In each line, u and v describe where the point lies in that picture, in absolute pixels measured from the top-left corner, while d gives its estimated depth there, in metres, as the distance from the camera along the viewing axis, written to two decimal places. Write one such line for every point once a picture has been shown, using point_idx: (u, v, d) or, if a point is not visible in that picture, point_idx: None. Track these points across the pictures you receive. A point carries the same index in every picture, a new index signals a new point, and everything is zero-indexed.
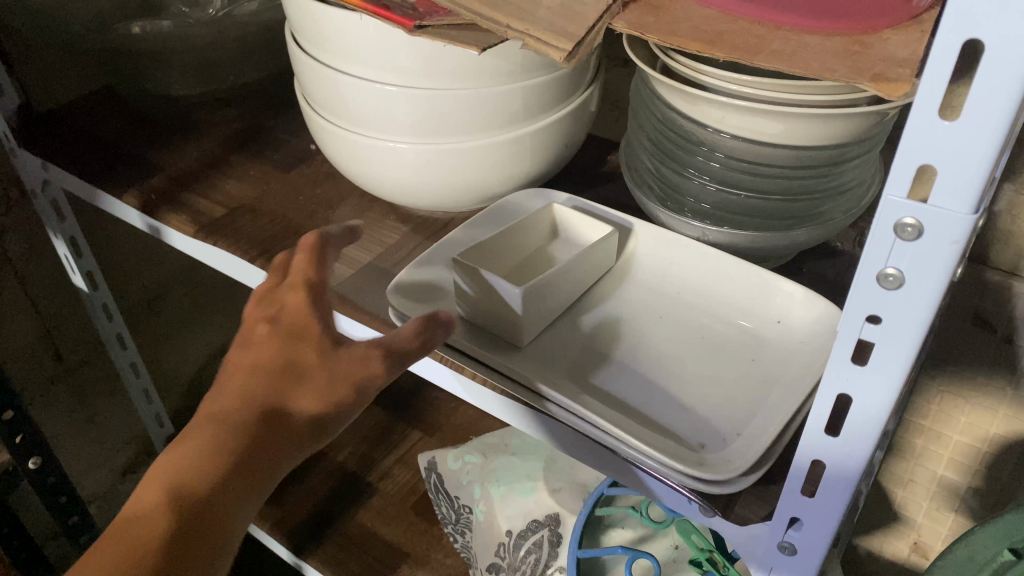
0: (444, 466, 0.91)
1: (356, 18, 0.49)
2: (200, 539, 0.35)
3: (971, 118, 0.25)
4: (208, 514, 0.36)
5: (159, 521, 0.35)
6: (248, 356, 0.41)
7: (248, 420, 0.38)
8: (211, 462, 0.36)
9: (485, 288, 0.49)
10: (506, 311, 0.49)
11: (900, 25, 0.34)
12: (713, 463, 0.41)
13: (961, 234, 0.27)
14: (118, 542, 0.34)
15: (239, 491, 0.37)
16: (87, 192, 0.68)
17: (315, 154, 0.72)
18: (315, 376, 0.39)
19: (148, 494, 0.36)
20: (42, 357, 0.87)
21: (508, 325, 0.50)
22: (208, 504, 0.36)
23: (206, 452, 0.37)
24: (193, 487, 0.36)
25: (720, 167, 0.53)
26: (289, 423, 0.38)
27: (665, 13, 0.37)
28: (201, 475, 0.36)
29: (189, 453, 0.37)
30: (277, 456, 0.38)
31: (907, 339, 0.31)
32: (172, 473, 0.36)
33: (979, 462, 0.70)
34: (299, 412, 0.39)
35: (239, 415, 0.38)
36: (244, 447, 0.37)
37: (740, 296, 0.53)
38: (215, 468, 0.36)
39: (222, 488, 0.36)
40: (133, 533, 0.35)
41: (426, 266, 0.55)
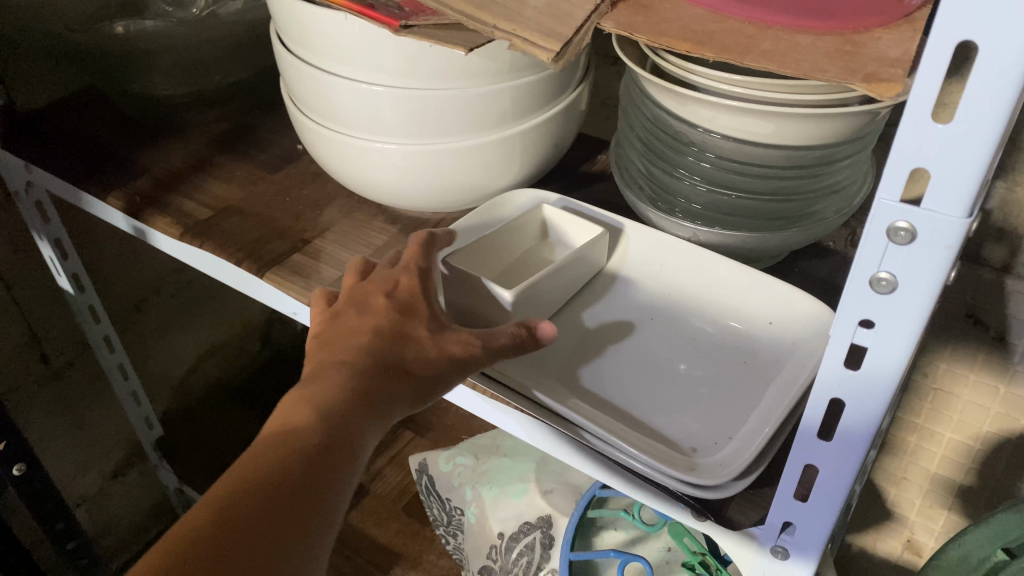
0: (435, 467, 0.90)
1: (341, 18, 0.48)
2: (331, 462, 0.37)
3: (965, 121, 0.25)
4: (338, 441, 0.38)
5: (297, 441, 0.37)
6: (365, 321, 0.44)
7: (372, 369, 0.41)
8: (342, 397, 0.39)
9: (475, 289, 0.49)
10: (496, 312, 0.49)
11: (891, 24, 0.34)
12: (705, 468, 0.41)
13: (955, 238, 0.27)
14: (260, 457, 0.37)
15: (363, 426, 0.39)
16: (71, 194, 0.67)
17: (302, 154, 0.71)
18: (427, 340, 0.43)
19: (285, 423, 0.38)
20: (29, 361, 0.86)
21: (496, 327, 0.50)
22: (339, 432, 0.38)
23: (337, 389, 0.40)
24: (325, 417, 0.38)
25: (710, 167, 0.53)
26: (404, 375, 0.42)
27: (653, 13, 0.36)
28: (334, 406, 0.39)
29: (323, 390, 0.40)
30: (393, 405, 0.41)
31: (901, 344, 0.30)
32: (307, 405, 0.39)
33: (971, 459, 0.70)
34: (414, 366, 0.42)
35: (364, 364, 0.41)
36: (367, 390, 0.40)
37: (731, 298, 0.53)
38: (345, 401, 0.39)
39: (349, 420, 0.39)
40: (273, 450, 0.37)
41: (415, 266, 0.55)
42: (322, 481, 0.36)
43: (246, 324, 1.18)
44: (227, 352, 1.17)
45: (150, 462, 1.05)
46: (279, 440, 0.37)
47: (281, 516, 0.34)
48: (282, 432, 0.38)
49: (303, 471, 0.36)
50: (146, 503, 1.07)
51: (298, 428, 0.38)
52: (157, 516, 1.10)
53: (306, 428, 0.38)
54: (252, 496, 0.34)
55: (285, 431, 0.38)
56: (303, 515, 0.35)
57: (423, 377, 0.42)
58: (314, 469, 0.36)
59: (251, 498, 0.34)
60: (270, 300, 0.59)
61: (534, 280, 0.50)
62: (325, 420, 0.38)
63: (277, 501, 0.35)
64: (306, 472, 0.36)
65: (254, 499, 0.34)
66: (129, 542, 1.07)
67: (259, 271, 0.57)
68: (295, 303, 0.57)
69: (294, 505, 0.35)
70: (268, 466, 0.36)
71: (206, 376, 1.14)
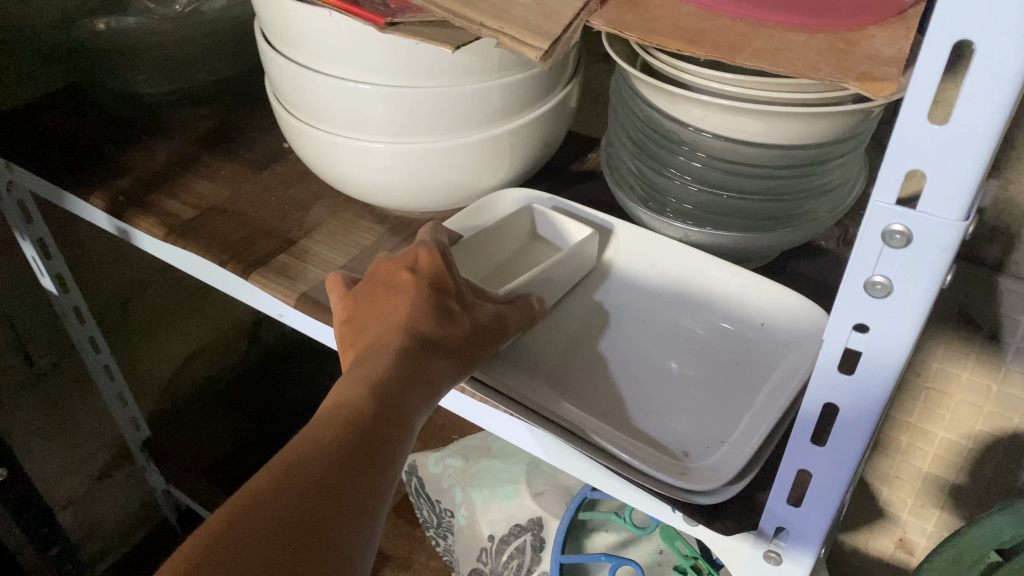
0: (424, 469, 0.89)
1: (326, 15, 0.47)
2: (385, 433, 0.37)
3: (961, 122, 0.24)
4: (389, 412, 0.38)
5: (349, 412, 0.37)
6: (402, 299, 0.44)
7: (415, 346, 0.41)
8: (390, 372, 0.39)
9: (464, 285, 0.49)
10: None
11: (884, 22, 0.33)
12: (696, 472, 0.41)
13: (951, 242, 0.26)
14: (315, 428, 0.36)
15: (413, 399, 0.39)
16: (52, 193, 0.66)
17: (289, 153, 0.70)
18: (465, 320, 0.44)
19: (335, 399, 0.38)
20: (12, 363, 0.84)
21: None
22: (389, 405, 0.38)
23: (384, 365, 0.40)
24: (375, 390, 0.38)
25: (702, 167, 0.52)
26: (447, 352, 0.42)
27: (644, 10, 0.36)
28: (382, 380, 0.39)
29: (370, 366, 0.40)
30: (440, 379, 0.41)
31: (895, 348, 0.30)
32: (355, 381, 0.39)
33: (962, 458, 0.70)
34: (455, 342, 0.43)
35: (407, 342, 0.41)
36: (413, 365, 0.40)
37: (722, 298, 0.52)
38: (394, 374, 0.39)
39: (399, 393, 0.39)
40: (325, 422, 0.37)
41: None
42: (377, 451, 0.36)
43: (234, 324, 1.17)
44: (215, 352, 1.15)
45: (137, 464, 1.04)
46: (331, 413, 0.37)
47: (342, 485, 0.34)
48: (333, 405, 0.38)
49: (360, 441, 0.36)
50: (133, 505, 1.06)
51: (349, 401, 0.38)
52: (145, 517, 1.09)
53: (358, 399, 0.38)
54: (312, 464, 0.34)
55: (337, 404, 0.38)
56: (362, 483, 0.35)
57: (463, 354, 0.43)
58: (370, 438, 0.36)
59: (311, 467, 0.34)
60: (255, 301, 0.58)
61: (524, 279, 0.50)
62: (375, 393, 0.38)
63: (336, 469, 0.34)
64: (361, 443, 0.36)
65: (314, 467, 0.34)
66: (115, 544, 1.05)
67: (244, 272, 0.56)
68: (282, 305, 0.56)
69: (353, 474, 0.35)
70: (325, 435, 0.36)
71: (193, 377, 1.12)
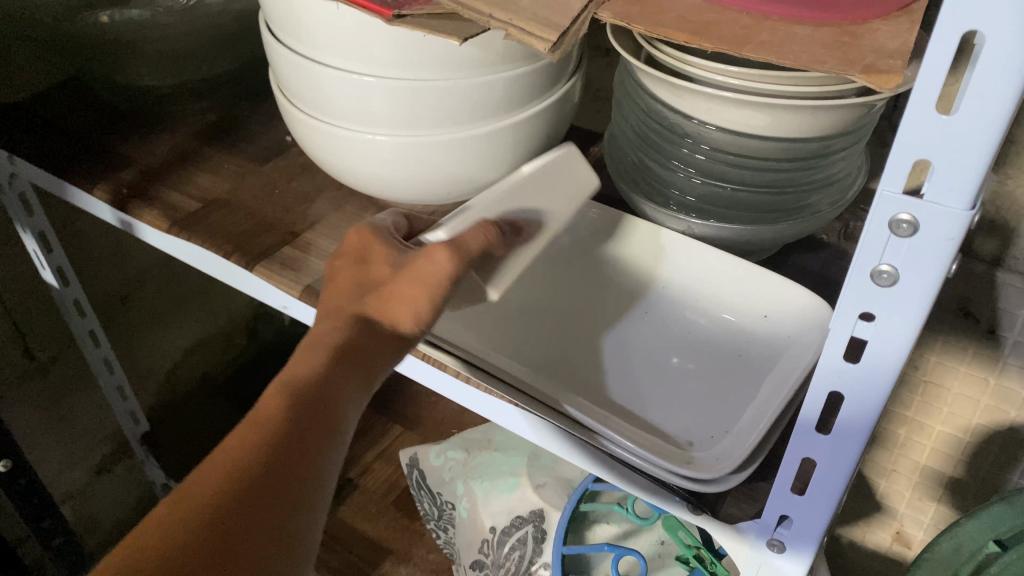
0: (425, 462, 0.90)
1: (333, 7, 0.47)
2: (320, 434, 0.38)
3: (968, 112, 0.24)
4: (323, 411, 0.38)
5: (279, 421, 0.37)
6: (336, 289, 0.45)
7: (348, 333, 0.42)
8: (322, 366, 0.40)
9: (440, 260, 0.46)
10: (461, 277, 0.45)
11: (888, 16, 0.33)
12: (700, 461, 0.41)
13: (956, 232, 0.27)
14: (237, 446, 0.36)
15: (351, 388, 0.40)
16: (55, 185, 0.65)
17: (291, 146, 0.70)
18: (406, 281, 0.43)
19: (258, 412, 0.38)
20: (12, 356, 0.84)
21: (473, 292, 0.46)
22: (323, 402, 0.39)
23: (315, 361, 0.40)
24: (307, 392, 0.39)
25: (705, 159, 0.52)
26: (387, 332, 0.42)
27: (651, 3, 0.36)
28: (313, 380, 0.39)
29: (299, 368, 0.40)
30: (382, 357, 0.42)
31: (901, 336, 0.30)
32: (284, 387, 0.39)
33: (960, 452, 0.70)
34: (395, 318, 0.42)
35: (339, 332, 0.42)
36: (348, 351, 0.41)
37: (724, 290, 0.52)
38: (326, 370, 0.40)
39: (336, 386, 0.39)
40: (250, 435, 0.36)
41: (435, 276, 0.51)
42: (314, 453, 0.37)
43: (233, 318, 1.17)
44: (214, 346, 1.15)
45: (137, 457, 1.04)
46: (256, 424, 0.37)
47: (280, 495, 0.35)
48: (258, 417, 0.37)
49: (295, 450, 0.36)
50: (132, 499, 1.06)
51: (275, 410, 0.38)
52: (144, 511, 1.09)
53: (287, 406, 0.38)
54: (244, 484, 0.34)
55: (261, 417, 0.37)
56: (301, 488, 0.36)
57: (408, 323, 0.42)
58: (305, 443, 0.37)
59: (243, 487, 0.34)
60: (259, 293, 0.58)
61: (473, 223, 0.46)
62: (309, 393, 0.38)
63: (271, 483, 0.35)
64: (297, 449, 0.37)
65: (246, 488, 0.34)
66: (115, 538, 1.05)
67: (248, 264, 0.56)
68: (285, 297, 0.56)
69: (291, 481, 0.36)
70: (255, 450, 0.36)
71: (193, 371, 1.12)
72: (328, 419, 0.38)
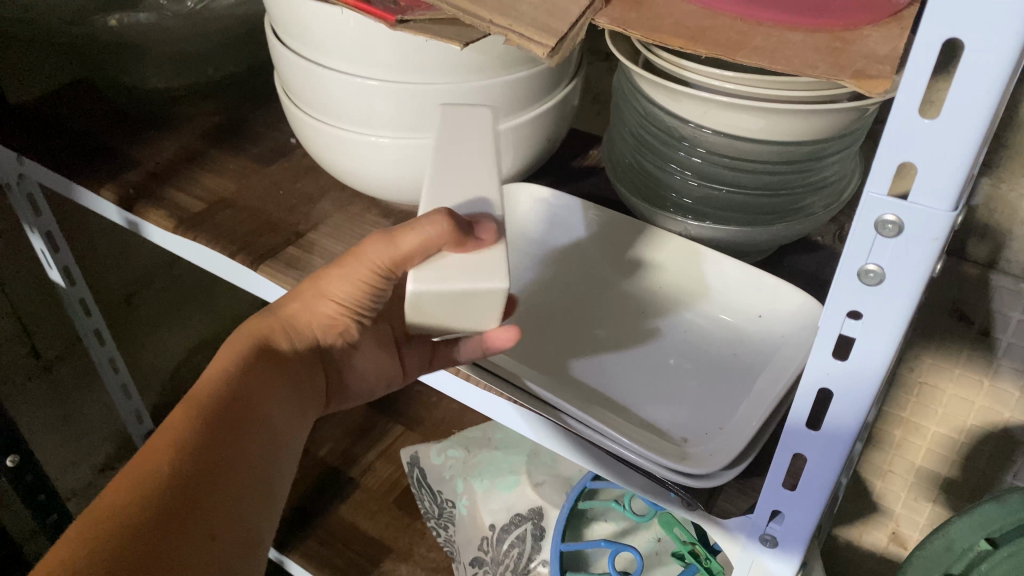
0: (426, 460, 0.91)
1: (337, 12, 0.48)
2: (250, 436, 0.40)
3: (951, 116, 0.25)
4: (250, 414, 0.41)
5: (201, 428, 0.39)
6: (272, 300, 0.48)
7: (262, 335, 0.44)
8: (242, 370, 0.42)
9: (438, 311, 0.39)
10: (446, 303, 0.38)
11: (879, 22, 0.34)
12: (694, 456, 0.42)
13: (941, 231, 0.28)
14: (156, 459, 0.37)
15: (276, 388, 0.43)
16: (62, 185, 0.66)
17: (295, 147, 0.71)
18: (334, 273, 0.44)
19: (168, 426, 0.39)
20: (19, 355, 0.85)
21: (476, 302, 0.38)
22: (247, 405, 0.41)
23: (230, 366, 0.42)
24: (225, 397, 0.40)
25: (701, 162, 0.53)
26: (306, 332, 0.46)
27: (647, 9, 0.37)
28: (231, 385, 0.41)
29: (211, 377, 0.41)
30: (302, 357, 0.46)
31: (888, 333, 0.31)
32: (194, 398, 0.40)
33: (954, 452, 0.71)
34: (315, 315, 0.45)
35: (249, 338, 0.44)
36: (265, 352, 0.44)
37: (721, 290, 0.53)
38: (246, 374, 0.42)
39: (259, 389, 0.42)
40: (166, 447, 0.37)
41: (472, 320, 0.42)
42: (247, 454, 0.40)
43: (236, 318, 1.18)
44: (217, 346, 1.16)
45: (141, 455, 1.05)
46: (172, 436, 0.38)
47: (219, 497, 0.37)
48: (172, 431, 0.38)
49: (225, 454, 0.39)
50: None
51: (191, 420, 0.39)
52: None
53: (206, 412, 0.39)
54: (176, 492, 0.36)
55: (175, 429, 0.38)
56: (241, 487, 0.39)
57: (330, 322, 0.46)
58: (234, 445, 0.39)
59: (174, 494, 0.36)
60: (263, 292, 0.59)
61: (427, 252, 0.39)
62: (228, 399, 0.40)
63: (206, 487, 0.37)
64: (229, 452, 0.39)
65: (180, 495, 0.36)
66: None
67: (253, 263, 0.57)
68: None
69: (228, 483, 0.38)
70: (181, 459, 0.37)
71: (196, 370, 1.13)
72: (256, 420, 0.41)
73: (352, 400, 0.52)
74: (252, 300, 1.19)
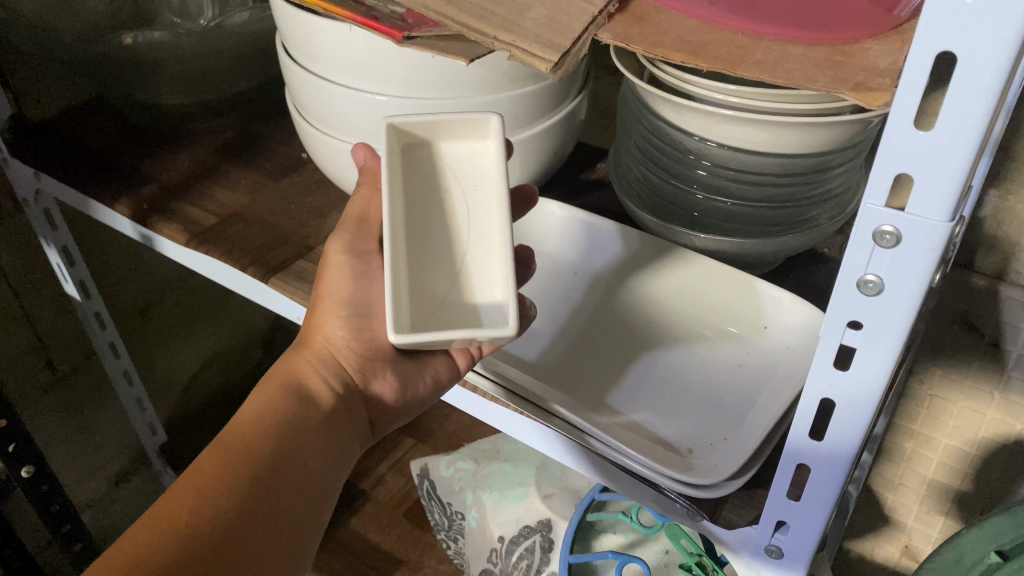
0: (436, 472, 0.92)
1: (347, 29, 0.49)
2: (282, 485, 0.40)
3: (944, 128, 0.26)
4: (281, 460, 0.40)
5: (227, 470, 0.39)
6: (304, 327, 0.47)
7: (295, 368, 0.45)
8: (273, 410, 0.42)
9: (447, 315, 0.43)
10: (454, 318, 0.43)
11: (881, 35, 0.34)
12: (700, 467, 0.42)
13: (938, 242, 0.28)
14: (180, 499, 0.37)
15: (311, 430, 0.43)
16: (80, 201, 0.68)
17: (307, 162, 0.72)
18: (326, 293, 0.46)
19: (200, 466, 0.39)
20: (36, 368, 0.86)
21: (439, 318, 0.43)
22: (280, 451, 0.41)
23: (265, 405, 0.42)
24: (258, 440, 0.40)
25: (706, 175, 0.54)
26: (334, 360, 0.45)
27: (649, 24, 0.37)
28: (263, 427, 0.41)
29: (244, 415, 0.42)
30: (337, 392, 0.44)
31: (890, 342, 0.31)
32: (227, 437, 0.40)
33: (966, 465, 0.71)
34: (333, 336, 0.45)
35: (285, 374, 0.44)
36: (301, 390, 0.44)
37: (727, 302, 0.53)
38: (279, 414, 0.42)
39: (294, 431, 0.42)
40: (190, 490, 0.38)
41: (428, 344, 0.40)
42: (277, 503, 0.39)
43: (249, 330, 1.19)
44: (230, 358, 1.18)
45: (154, 467, 1.06)
46: (201, 478, 0.38)
47: (243, 548, 0.37)
48: (200, 474, 0.39)
49: (255, 502, 0.38)
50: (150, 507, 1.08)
51: (221, 465, 0.39)
52: None
53: (236, 458, 0.39)
54: (200, 539, 0.36)
55: (206, 472, 0.39)
56: (267, 538, 0.38)
57: (348, 341, 0.45)
58: (260, 488, 0.39)
59: (198, 542, 0.36)
60: (275, 305, 0.60)
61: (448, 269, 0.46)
62: (261, 444, 0.40)
63: (230, 535, 0.37)
64: (258, 499, 0.39)
65: (206, 544, 0.36)
66: None
67: (265, 277, 0.58)
68: (301, 309, 0.58)
69: (249, 529, 0.38)
70: (205, 506, 0.37)
71: (209, 383, 1.15)
72: (286, 463, 0.41)
73: (403, 421, 0.50)
74: (265, 312, 1.20)
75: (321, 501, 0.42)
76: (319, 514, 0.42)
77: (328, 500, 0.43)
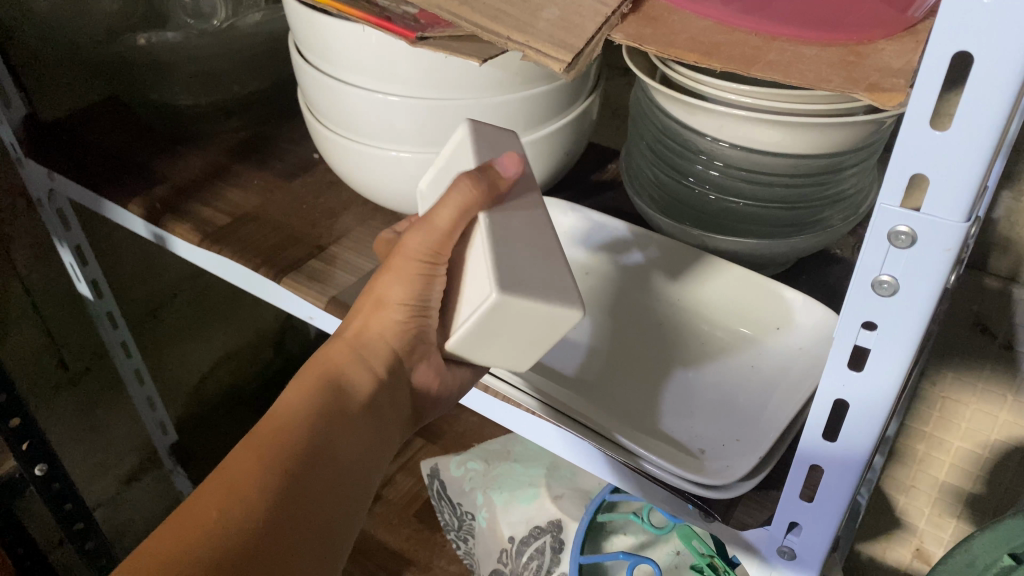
0: (446, 472, 0.92)
1: (359, 29, 0.49)
2: (321, 482, 0.40)
3: (961, 127, 0.26)
4: (315, 455, 0.40)
5: (268, 464, 0.39)
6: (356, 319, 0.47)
7: (336, 361, 0.45)
8: (314, 404, 0.42)
9: (473, 279, 0.40)
10: (473, 285, 0.40)
11: (896, 35, 0.34)
12: (712, 469, 0.42)
13: (953, 242, 0.28)
14: (218, 495, 0.37)
15: (352, 426, 0.43)
16: (94, 202, 0.68)
17: (319, 163, 0.73)
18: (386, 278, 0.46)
19: (236, 463, 0.39)
20: (49, 367, 0.87)
21: (480, 282, 0.39)
22: (321, 448, 0.41)
23: (306, 400, 0.42)
24: (296, 437, 0.40)
25: (718, 175, 0.54)
26: (379, 350, 0.46)
27: (663, 24, 0.37)
28: (302, 423, 0.41)
29: (284, 410, 0.42)
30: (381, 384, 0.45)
31: (906, 340, 0.31)
32: (267, 433, 0.41)
33: (981, 468, 0.70)
34: (383, 323, 0.46)
35: (322, 366, 0.45)
36: (344, 385, 0.44)
37: (750, 302, 0.53)
38: (320, 408, 0.42)
39: (334, 429, 0.42)
40: (230, 486, 0.38)
41: (505, 334, 0.40)
42: (317, 500, 0.39)
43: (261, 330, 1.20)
44: (242, 358, 1.19)
45: (165, 466, 1.06)
46: (243, 472, 0.38)
47: (286, 546, 0.37)
48: (239, 468, 0.39)
49: (293, 498, 0.38)
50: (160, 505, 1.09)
51: (261, 459, 0.39)
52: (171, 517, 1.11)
53: (275, 454, 0.39)
54: (244, 539, 0.36)
55: (242, 470, 0.39)
56: (308, 535, 0.38)
57: (401, 331, 0.46)
58: (302, 483, 0.39)
59: (239, 536, 0.36)
60: (287, 304, 0.61)
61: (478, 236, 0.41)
62: (302, 440, 0.40)
63: (271, 531, 0.37)
64: (299, 497, 0.39)
65: (251, 544, 0.36)
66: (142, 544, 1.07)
67: (276, 276, 0.58)
68: (312, 309, 0.58)
69: (290, 526, 0.38)
70: (242, 506, 0.37)
71: (219, 383, 1.15)
72: (327, 459, 0.41)
73: (437, 414, 0.51)
74: (276, 312, 1.21)
75: (358, 499, 0.42)
76: (353, 516, 0.42)
77: (361, 498, 0.42)
